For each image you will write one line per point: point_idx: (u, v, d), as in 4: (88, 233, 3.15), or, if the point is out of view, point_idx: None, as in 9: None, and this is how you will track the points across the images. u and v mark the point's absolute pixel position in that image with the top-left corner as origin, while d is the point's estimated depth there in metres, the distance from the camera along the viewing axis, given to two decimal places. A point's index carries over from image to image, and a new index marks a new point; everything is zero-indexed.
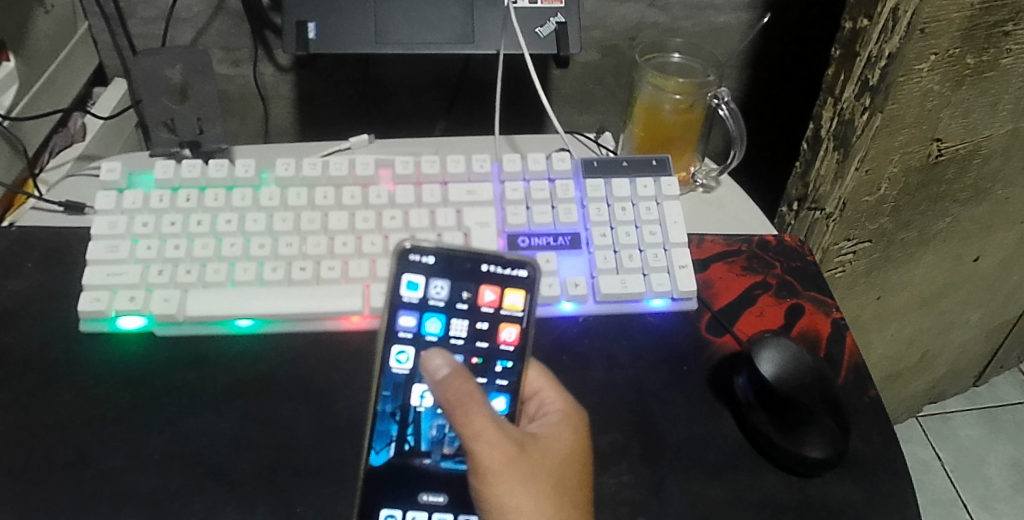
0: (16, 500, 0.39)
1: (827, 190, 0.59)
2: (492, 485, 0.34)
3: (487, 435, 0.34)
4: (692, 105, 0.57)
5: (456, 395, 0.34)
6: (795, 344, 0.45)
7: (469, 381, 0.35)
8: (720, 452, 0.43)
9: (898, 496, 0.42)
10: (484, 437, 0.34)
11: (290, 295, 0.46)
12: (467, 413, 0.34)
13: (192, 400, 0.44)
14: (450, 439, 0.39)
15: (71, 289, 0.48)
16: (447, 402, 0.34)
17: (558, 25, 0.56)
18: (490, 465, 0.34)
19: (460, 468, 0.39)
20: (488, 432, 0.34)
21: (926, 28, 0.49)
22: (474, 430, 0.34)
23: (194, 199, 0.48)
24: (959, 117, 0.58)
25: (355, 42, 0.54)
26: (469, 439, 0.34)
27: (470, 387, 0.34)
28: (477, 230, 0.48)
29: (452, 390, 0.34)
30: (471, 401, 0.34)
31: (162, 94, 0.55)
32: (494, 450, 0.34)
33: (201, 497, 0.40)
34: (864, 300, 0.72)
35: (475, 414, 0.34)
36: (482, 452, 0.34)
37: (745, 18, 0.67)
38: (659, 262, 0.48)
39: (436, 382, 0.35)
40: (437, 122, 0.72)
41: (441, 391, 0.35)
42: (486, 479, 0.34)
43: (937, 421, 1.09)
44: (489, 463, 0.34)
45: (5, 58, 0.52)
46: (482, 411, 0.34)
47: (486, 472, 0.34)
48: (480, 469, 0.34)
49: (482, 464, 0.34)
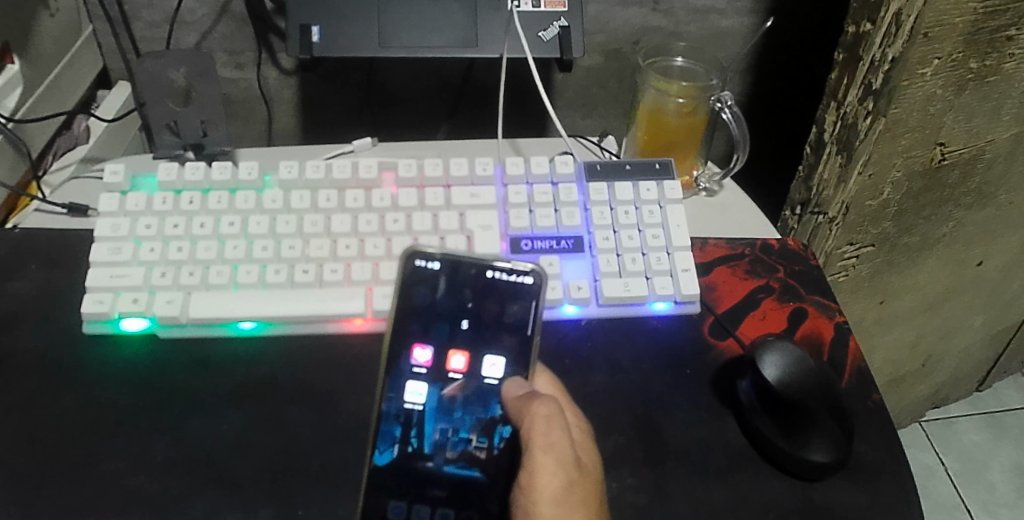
0: (18, 502, 0.39)
1: (830, 194, 0.59)
2: (541, 502, 0.36)
3: (557, 449, 0.37)
4: (696, 109, 0.57)
5: (539, 406, 0.38)
6: (798, 348, 0.44)
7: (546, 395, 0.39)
8: (723, 456, 0.43)
9: (901, 499, 0.42)
10: (553, 447, 0.37)
11: (293, 298, 0.46)
12: (545, 425, 0.37)
13: (194, 402, 0.44)
14: (452, 443, 0.40)
15: (74, 291, 0.48)
16: (526, 409, 0.38)
17: (561, 29, 0.56)
18: (548, 480, 0.36)
19: (462, 472, 0.39)
20: (559, 446, 0.37)
21: (929, 33, 0.49)
22: (547, 442, 0.37)
23: (198, 201, 0.48)
24: (962, 121, 0.58)
25: (359, 45, 0.54)
26: (538, 450, 0.37)
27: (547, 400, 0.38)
28: (480, 233, 0.48)
29: (530, 398, 0.38)
30: (551, 414, 0.37)
31: (166, 97, 0.55)
32: (556, 456, 0.37)
33: (204, 499, 0.40)
34: (868, 304, 0.72)
35: (554, 427, 0.37)
36: (546, 466, 0.36)
37: (748, 23, 0.67)
38: (662, 265, 0.48)
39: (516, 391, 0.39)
40: (440, 125, 0.72)
41: (522, 399, 0.38)
42: (537, 495, 0.36)
43: (940, 426, 1.08)
44: (546, 478, 0.36)
45: (9, 61, 0.52)
46: (555, 421, 0.37)
47: (541, 486, 0.36)
48: (537, 482, 0.36)
49: (540, 477, 0.36)
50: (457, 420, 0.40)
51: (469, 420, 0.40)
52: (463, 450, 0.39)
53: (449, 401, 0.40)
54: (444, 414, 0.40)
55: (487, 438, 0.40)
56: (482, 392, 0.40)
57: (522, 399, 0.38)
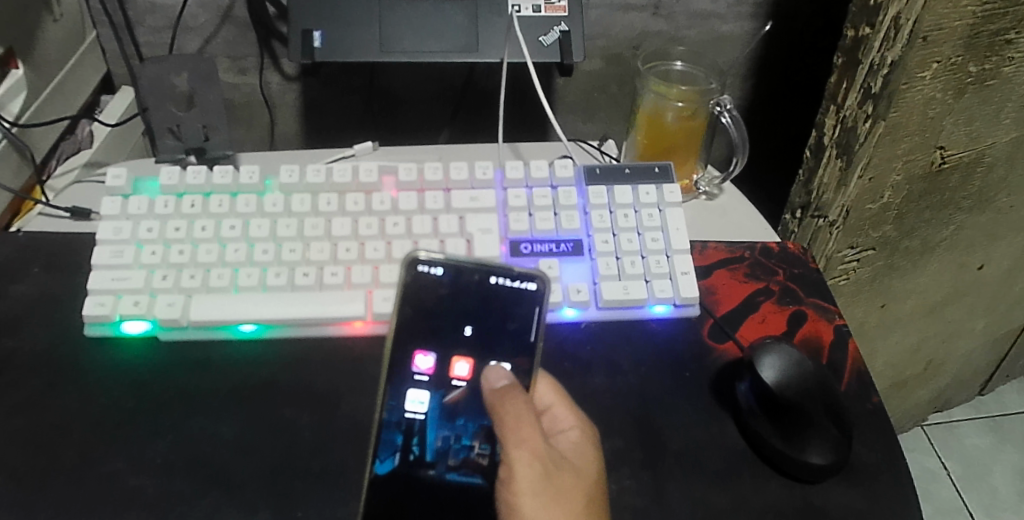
0: (18, 504, 0.39)
1: (830, 197, 0.58)
2: (521, 494, 0.36)
3: (530, 442, 0.36)
4: (695, 113, 0.57)
5: (509, 403, 0.37)
6: (796, 351, 0.44)
7: (518, 391, 0.38)
8: (721, 458, 0.43)
9: (901, 502, 0.42)
10: (525, 440, 0.36)
11: (293, 300, 0.46)
12: (514, 420, 0.37)
13: (195, 404, 0.44)
14: (455, 450, 0.40)
15: (77, 294, 0.48)
16: (497, 405, 0.38)
17: (562, 34, 0.56)
18: (525, 473, 0.36)
19: (464, 480, 0.39)
20: (532, 439, 0.36)
21: (927, 36, 0.49)
22: (519, 436, 0.36)
23: (198, 205, 0.49)
24: (962, 125, 0.58)
25: (360, 50, 0.55)
26: (512, 444, 0.36)
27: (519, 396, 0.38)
28: (480, 237, 0.49)
29: (500, 395, 0.38)
30: (522, 410, 0.37)
31: (168, 101, 0.56)
32: (529, 449, 0.36)
33: (203, 501, 0.40)
34: (869, 308, 0.72)
35: (523, 422, 0.37)
36: (521, 459, 0.36)
37: (749, 27, 0.67)
38: (662, 268, 0.48)
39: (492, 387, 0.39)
40: (442, 129, 0.72)
41: (494, 396, 0.38)
42: (516, 488, 0.36)
43: (943, 431, 1.08)
44: (523, 470, 0.36)
45: (14, 66, 0.53)
46: (525, 417, 0.37)
47: (519, 479, 0.36)
48: (515, 477, 0.36)
49: (517, 471, 0.36)
50: (459, 427, 0.40)
51: (472, 426, 0.40)
52: (465, 457, 0.39)
53: (451, 408, 0.40)
54: (446, 421, 0.40)
55: (490, 445, 0.39)
56: (484, 398, 0.40)
57: (496, 395, 0.38)
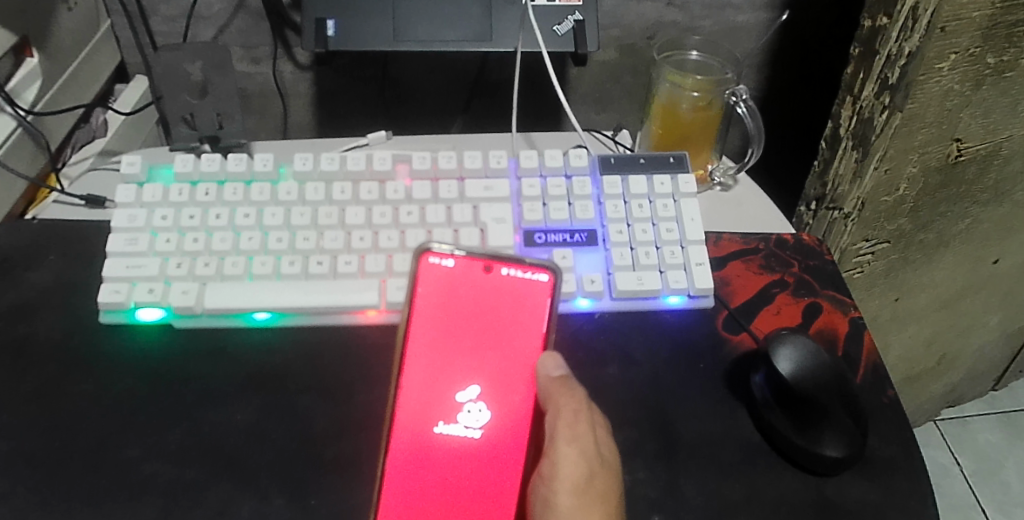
0: (36, 490, 0.39)
1: (846, 189, 0.58)
2: (561, 491, 0.38)
3: (581, 442, 0.38)
4: (710, 103, 0.57)
5: (566, 399, 0.39)
6: (812, 342, 0.44)
7: (575, 386, 0.40)
8: (736, 450, 0.43)
9: (915, 496, 0.41)
10: (577, 439, 0.38)
11: (307, 289, 0.46)
12: (571, 418, 0.39)
13: (209, 391, 0.44)
14: (460, 451, 0.40)
15: (93, 281, 0.49)
16: (551, 399, 0.39)
17: (576, 23, 0.56)
18: (570, 472, 0.38)
19: (472, 482, 0.40)
20: (584, 439, 0.39)
21: (947, 27, 0.48)
22: (571, 434, 0.39)
23: (213, 193, 0.49)
24: (979, 117, 0.57)
25: (373, 39, 0.54)
26: (563, 441, 0.39)
27: (577, 393, 0.39)
28: (494, 226, 0.48)
29: (557, 391, 0.39)
30: (578, 408, 0.39)
31: (183, 90, 0.56)
32: (579, 447, 0.38)
33: (218, 488, 0.40)
34: (883, 301, 0.71)
35: (580, 421, 0.39)
36: (570, 457, 0.38)
37: (764, 17, 0.66)
38: (676, 260, 0.48)
39: (548, 377, 0.40)
40: (454, 119, 0.72)
41: (551, 388, 0.39)
42: (558, 486, 0.38)
43: (956, 426, 1.07)
44: (569, 468, 0.38)
45: (29, 54, 0.53)
46: (580, 415, 0.39)
47: (562, 477, 0.39)
48: (559, 475, 0.39)
49: (563, 468, 0.38)
50: (467, 427, 0.40)
51: (478, 429, 0.40)
52: (471, 460, 0.40)
53: (457, 406, 0.40)
54: (452, 420, 0.40)
55: (495, 447, 0.40)
56: (490, 401, 0.41)
57: (552, 388, 0.39)
